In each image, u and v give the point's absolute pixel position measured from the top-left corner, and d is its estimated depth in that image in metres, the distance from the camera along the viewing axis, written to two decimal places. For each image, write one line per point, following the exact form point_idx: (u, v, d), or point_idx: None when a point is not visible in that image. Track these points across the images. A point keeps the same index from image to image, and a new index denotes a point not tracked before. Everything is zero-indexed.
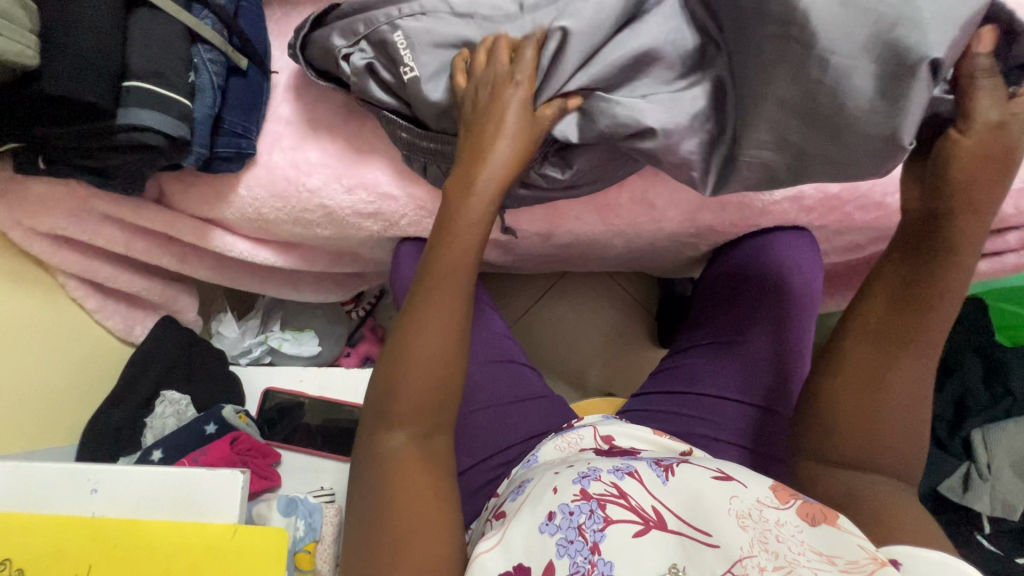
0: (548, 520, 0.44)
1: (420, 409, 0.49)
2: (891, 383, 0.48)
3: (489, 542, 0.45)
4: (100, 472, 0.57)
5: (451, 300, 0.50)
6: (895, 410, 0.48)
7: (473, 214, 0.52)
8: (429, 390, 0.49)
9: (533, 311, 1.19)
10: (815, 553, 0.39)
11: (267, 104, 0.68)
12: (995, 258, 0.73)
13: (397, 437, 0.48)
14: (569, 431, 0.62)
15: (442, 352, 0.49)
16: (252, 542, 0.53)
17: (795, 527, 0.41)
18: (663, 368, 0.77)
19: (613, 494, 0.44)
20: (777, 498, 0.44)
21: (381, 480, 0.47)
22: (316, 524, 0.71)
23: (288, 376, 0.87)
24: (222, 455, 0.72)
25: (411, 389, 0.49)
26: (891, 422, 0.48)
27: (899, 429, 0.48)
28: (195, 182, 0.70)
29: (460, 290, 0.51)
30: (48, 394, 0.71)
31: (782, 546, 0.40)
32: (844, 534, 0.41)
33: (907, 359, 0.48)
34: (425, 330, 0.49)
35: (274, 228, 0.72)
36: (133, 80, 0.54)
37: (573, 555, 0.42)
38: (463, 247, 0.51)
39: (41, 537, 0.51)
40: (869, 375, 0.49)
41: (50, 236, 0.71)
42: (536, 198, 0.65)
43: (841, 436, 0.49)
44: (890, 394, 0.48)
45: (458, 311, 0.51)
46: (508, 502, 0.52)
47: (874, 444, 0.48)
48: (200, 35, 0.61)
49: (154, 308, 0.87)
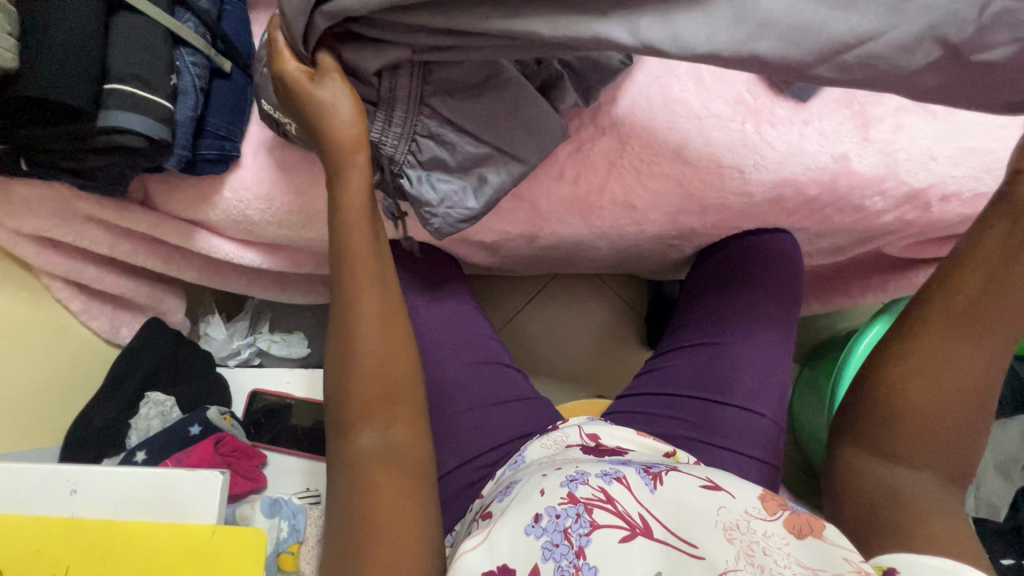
0: (534, 522, 0.44)
1: (372, 400, 0.50)
2: (961, 364, 0.51)
3: (474, 541, 0.45)
4: (84, 473, 0.57)
5: (370, 281, 0.52)
6: (964, 391, 0.51)
7: (363, 184, 0.53)
8: (377, 379, 0.50)
9: (523, 313, 1.19)
10: (802, 565, 0.40)
11: (249, 107, 0.68)
12: None
13: (367, 434, 0.49)
14: (555, 431, 0.62)
15: (376, 333, 0.51)
16: (232, 541, 0.53)
17: (782, 539, 0.42)
18: (650, 370, 0.77)
19: (600, 499, 0.44)
20: (765, 509, 0.44)
21: (350, 479, 0.48)
22: (300, 525, 0.72)
23: (274, 377, 0.87)
24: (207, 456, 0.72)
25: (358, 382, 0.50)
26: (954, 407, 0.50)
27: (955, 423, 0.50)
28: (179, 184, 0.70)
29: (377, 271, 0.52)
30: (31, 395, 0.71)
31: (768, 558, 0.40)
32: (831, 547, 0.41)
33: (970, 352, 0.51)
34: (359, 318, 0.51)
35: (259, 230, 0.72)
36: (114, 82, 0.54)
37: (558, 558, 0.41)
38: (368, 229, 0.53)
39: (22, 542, 0.51)
40: (927, 366, 0.51)
41: (35, 237, 0.71)
42: (438, 194, 0.59)
43: (895, 428, 0.51)
44: (959, 373, 0.51)
45: (381, 294, 0.52)
46: (496, 502, 0.51)
47: (921, 438, 0.50)
48: (181, 38, 0.61)
49: (140, 310, 0.87)
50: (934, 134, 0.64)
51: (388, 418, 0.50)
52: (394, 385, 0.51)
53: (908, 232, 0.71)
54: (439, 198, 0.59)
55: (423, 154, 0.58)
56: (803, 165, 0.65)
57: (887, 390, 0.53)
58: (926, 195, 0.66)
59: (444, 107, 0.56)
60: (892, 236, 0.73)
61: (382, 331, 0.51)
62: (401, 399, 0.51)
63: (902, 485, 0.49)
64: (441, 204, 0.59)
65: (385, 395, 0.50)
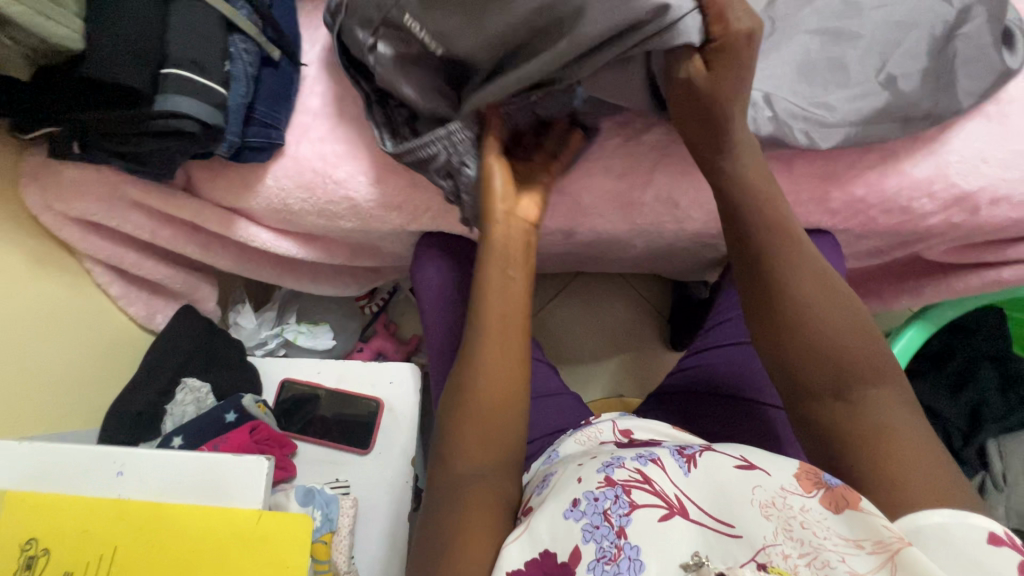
0: (573, 506, 0.43)
1: (485, 437, 0.52)
2: (795, 287, 0.52)
3: (517, 532, 0.45)
4: (128, 455, 0.58)
5: (495, 339, 0.55)
6: (818, 307, 0.51)
7: (514, 284, 0.58)
8: (488, 416, 0.52)
9: (545, 311, 1.20)
10: (842, 538, 0.38)
11: (295, 96, 0.68)
12: (1020, 265, 0.72)
13: (466, 466, 0.51)
14: (588, 427, 0.62)
15: (500, 383, 0.53)
16: (277, 528, 0.52)
17: (819, 514, 0.40)
18: (681, 369, 0.77)
19: (637, 480, 0.43)
20: (800, 486, 0.42)
21: (447, 500, 0.50)
22: (333, 515, 0.72)
23: (306, 366, 0.86)
24: (242, 443, 0.72)
25: (471, 417, 0.52)
26: (828, 330, 0.50)
27: (851, 339, 0.50)
28: (223, 172, 0.71)
29: (506, 333, 0.56)
30: (69, 377, 0.71)
31: (807, 532, 0.39)
32: (867, 515, 0.39)
33: (811, 281, 0.52)
34: (478, 356, 0.54)
35: (298, 219, 0.73)
36: (171, 67, 0.55)
37: (598, 539, 0.41)
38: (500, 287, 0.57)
39: (77, 517, 0.52)
40: (786, 312, 0.51)
41: (79, 221, 0.72)
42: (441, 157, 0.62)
43: (815, 374, 0.49)
44: (797, 297, 0.51)
45: (501, 345, 0.55)
46: (533, 496, 0.50)
47: (851, 375, 0.48)
48: (236, 25, 0.62)
49: (175, 297, 0.87)
50: (987, 136, 0.64)
51: (489, 450, 0.51)
52: (506, 405, 0.53)
53: (950, 236, 0.70)
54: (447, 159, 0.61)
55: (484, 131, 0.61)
56: (846, 166, 0.66)
57: (778, 360, 0.51)
58: (975, 199, 0.65)
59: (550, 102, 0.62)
60: (935, 239, 0.72)
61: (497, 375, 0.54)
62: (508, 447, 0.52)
63: (863, 417, 0.47)
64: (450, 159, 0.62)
65: (488, 435, 0.52)
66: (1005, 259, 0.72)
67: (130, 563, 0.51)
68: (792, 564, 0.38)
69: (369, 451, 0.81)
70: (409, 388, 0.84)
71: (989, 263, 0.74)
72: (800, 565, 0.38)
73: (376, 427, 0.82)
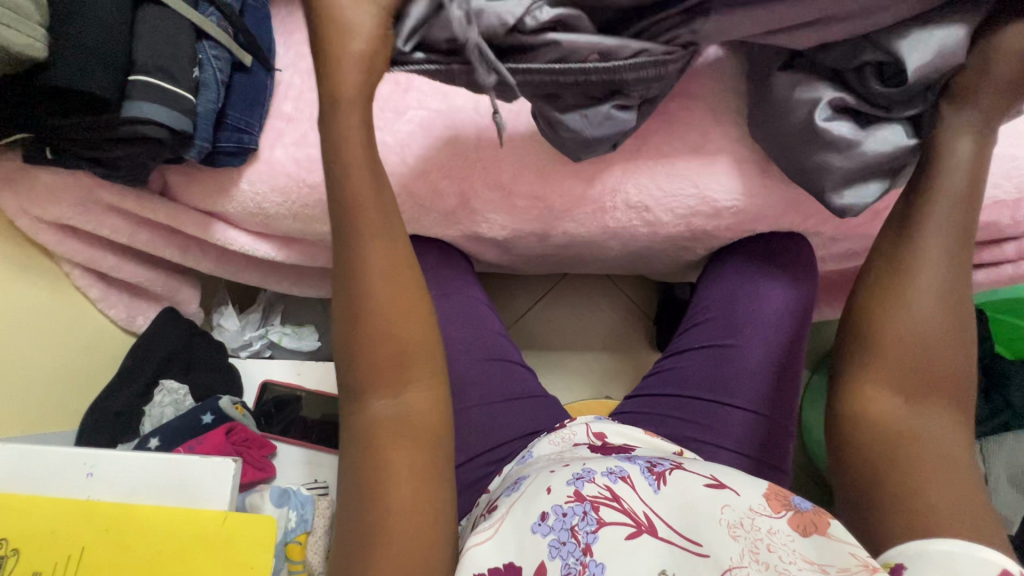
0: (541, 520, 0.44)
1: (386, 368, 0.49)
2: (927, 282, 0.48)
3: (485, 535, 0.46)
4: (98, 457, 0.58)
5: (381, 244, 0.50)
6: (943, 310, 0.48)
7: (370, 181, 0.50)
8: (388, 346, 0.49)
9: (531, 312, 1.20)
10: (807, 562, 0.39)
11: (269, 101, 0.70)
12: (993, 268, 0.72)
13: (378, 402, 0.49)
14: (563, 428, 0.62)
15: (393, 302, 0.49)
16: (241, 526, 0.53)
17: (786, 536, 0.41)
18: (658, 370, 0.77)
19: (606, 496, 0.44)
20: (770, 507, 0.43)
21: (364, 454, 0.48)
22: (308, 516, 0.73)
23: (285, 368, 0.88)
24: (218, 444, 0.73)
25: (373, 350, 0.49)
26: (938, 337, 0.47)
27: (953, 356, 0.47)
28: (198, 176, 0.72)
29: (389, 242, 0.50)
30: (46, 380, 0.72)
31: (773, 555, 0.40)
32: (836, 541, 0.40)
33: (942, 277, 0.48)
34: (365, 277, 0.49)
35: (273, 222, 0.74)
36: (138, 74, 0.55)
37: (565, 556, 0.41)
38: (371, 191, 0.50)
39: (43, 520, 0.53)
40: (907, 299, 0.48)
41: (56, 225, 0.73)
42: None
43: (897, 369, 0.47)
44: (923, 292, 0.48)
45: (386, 253, 0.50)
46: (502, 497, 0.51)
47: (929, 381, 0.47)
48: (206, 32, 0.63)
49: (156, 299, 0.88)
50: None
51: (393, 372, 0.49)
52: (394, 319, 0.49)
53: None
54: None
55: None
56: None
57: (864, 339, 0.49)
58: None
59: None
60: None
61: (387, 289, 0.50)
62: (417, 359, 0.50)
63: (918, 427, 0.45)
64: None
65: (396, 361, 0.49)
66: (981, 261, 0.72)
67: (96, 566, 0.52)
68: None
69: None
70: None
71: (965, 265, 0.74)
72: None
73: None
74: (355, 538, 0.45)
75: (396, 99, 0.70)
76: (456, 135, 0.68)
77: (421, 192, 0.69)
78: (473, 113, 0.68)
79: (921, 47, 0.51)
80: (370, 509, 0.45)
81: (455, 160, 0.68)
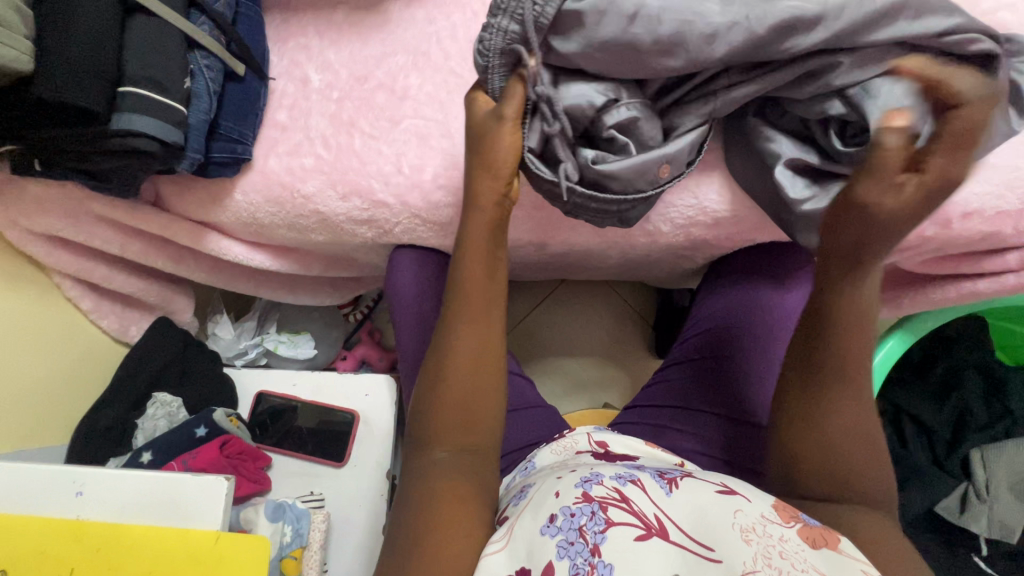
0: (549, 522, 0.43)
1: (457, 418, 0.52)
2: (826, 385, 0.49)
3: (497, 545, 0.45)
4: (89, 474, 0.57)
5: (473, 309, 0.55)
6: (848, 407, 0.48)
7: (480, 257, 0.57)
8: (461, 399, 0.52)
9: (529, 319, 1.19)
10: (820, 571, 0.38)
11: (262, 110, 0.69)
12: (996, 278, 0.71)
13: (442, 452, 0.51)
14: (564, 436, 0.61)
15: (470, 361, 0.53)
16: (237, 546, 0.52)
17: (798, 546, 0.40)
18: (656, 382, 0.76)
19: (615, 497, 0.43)
20: (780, 515, 0.42)
21: (416, 485, 0.50)
22: (303, 530, 0.72)
23: (281, 379, 0.86)
24: (213, 458, 0.72)
25: (446, 400, 0.52)
26: (848, 433, 0.47)
27: (866, 448, 0.47)
28: (191, 187, 0.71)
29: (484, 309, 0.55)
30: (39, 393, 0.71)
31: (787, 562, 0.38)
32: (844, 557, 0.40)
33: (842, 372, 0.49)
34: (456, 341, 0.54)
35: (269, 232, 0.73)
36: (128, 85, 0.54)
37: (573, 557, 0.41)
38: (484, 268, 0.57)
39: (33, 540, 0.52)
40: (809, 407, 0.49)
41: (46, 236, 0.72)
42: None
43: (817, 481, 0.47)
44: (826, 395, 0.48)
45: (478, 323, 0.55)
46: (510, 506, 0.50)
47: (847, 477, 0.46)
48: (196, 41, 0.62)
49: (149, 309, 0.87)
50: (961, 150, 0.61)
51: (466, 431, 0.52)
52: (477, 388, 0.53)
53: (926, 248, 0.69)
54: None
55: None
56: None
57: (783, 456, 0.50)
58: (946, 212, 0.64)
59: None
60: (909, 252, 0.71)
61: (473, 355, 0.54)
62: (483, 414, 0.52)
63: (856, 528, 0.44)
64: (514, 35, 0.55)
65: (467, 419, 0.52)
66: (982, 271, 0.71)
67: None
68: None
69: (344, 463, 0.81)
70: (385, 399, 0.84)
71: (967, 274, 0.73)
72: None
73: (352, 438, 0.82)
74: (395, 562, 0.45)
75: (391, 107, 0.69)
76: (453, 144, 0.67)
77: (417, 202, 0.68)
78: None
79: (882, 108, 0.53)
80: (417, 535, 0.46)
81: (452, 171, 0.67)
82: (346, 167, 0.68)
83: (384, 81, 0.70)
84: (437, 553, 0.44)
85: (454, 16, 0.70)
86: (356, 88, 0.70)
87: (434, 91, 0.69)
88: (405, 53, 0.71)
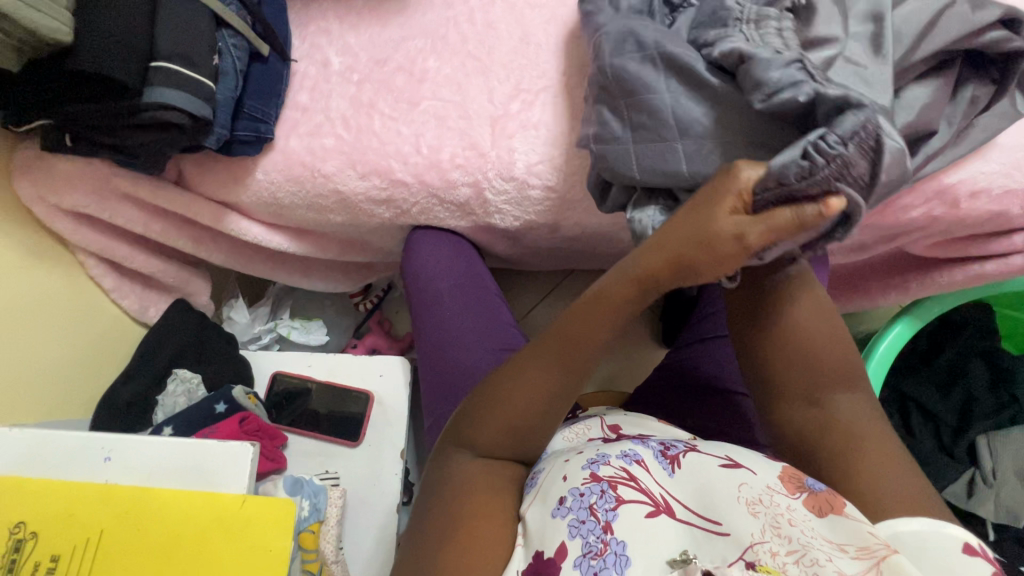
0: (559, 504, 0.45)
1: (503, 432, 0.52)
2: (791, 306, 0.55)
3: (520, 537, 0.46)
4: (115, 440, 0.59)
5: (561, 362, 0.53)
6: (806, 321, 0.55)
7: (595, 308, 0.53)
8: (518, 419, 0.52)
9: (536, 311, 1.19)
10: (827, 540, 0.39)
11: (285, 91, 0.71)
12: (1003, 259, 0.72)
13: (480, 454, 0.52)
14: (577, 423, 0.60)
15: (537, 389, 0.52)
16: (261, 512, 0.53)
17: (804, 515, 0.41)
18: (668, 364, 0.78)
19: (623, 476, 0.45)
20: (785, 487, 0.43)
21: (445, 484, 0.51)
22: (320, 505, 0.73)
23: (296, 360, 0.87)
24: (231, 433, 0.73)
25: (501, 411, 0.52)
26: (824, 340, 0.55)
27: (832, 352, 0.54)
28: (215, 166, 0.73)
29: (576, 362, 0.53)
30: (61, 369, 0.72)
31: (795, 530, 0.39)
32: (851, 519, 0.40)
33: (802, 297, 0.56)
34: (529, 370, 0.53)
35: (288, 212, 0.75)
36: (160, 60, 0.56)
37: (585, 535, 0.42)
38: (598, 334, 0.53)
39: (60, 501, 0.53)
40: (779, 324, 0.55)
41: (72, 214, 0.74)
42: (797, 77, 0.49)
43: (792, 377, 0.54)
44: (793, 311, 0.55)
45: (558, 365, 0.53)
46: (524, 491, 0.51)
47: (819, 376, 0.53)
48: (225, 21, 0.64)
49: (168, 291, 0.89)
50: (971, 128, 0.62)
51: (517, 446, 0.52)
52: (532, 422, 0.52)
53: (932, 230, 0.70)
54: (800, 82, 0.49)
55: (714, 38, 0.55)
56: None
57: (761, 363, 0.55)
58: (955, 191, 0.65)
59: (682, 60, 0.55)
60: (916, 234, 0.72)
61: (551, 401, 0.52)
62: (532, 431, 0.52)
63: (834, 418, 0.50)
64: (849, 172, 0.45)
65: (521, 437, 0.52)
66: (988, 253, 0.72)
67: (115, 547, 0.52)
68: (780, 562, 0.38)
69: (359, 444, 0.82)
70: (398, 379, 0.85)
71: (973, 256, 0.74)
72: (788, 562, 0.38)
73: (366, 419, 0.83)
74: (428, 548, 0.46)
75: (410, 90, 0.70)
76: (470, 125, 0.68)
77: (434, 182, 0.69)
78: (486, 104, 0.69)
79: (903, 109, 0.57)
80: (448, 523, 0.47)
81: (470, 151, 0.68)
82: (365, 146, 0.69)
83: (403, 64, 0.72)
84: (465, 539, 0.45)
85: (473, 1, 0.72)
86: (376, 71, 0.72)
87: (452, 73, 0.70)
88: (424, 37, 0.72)
